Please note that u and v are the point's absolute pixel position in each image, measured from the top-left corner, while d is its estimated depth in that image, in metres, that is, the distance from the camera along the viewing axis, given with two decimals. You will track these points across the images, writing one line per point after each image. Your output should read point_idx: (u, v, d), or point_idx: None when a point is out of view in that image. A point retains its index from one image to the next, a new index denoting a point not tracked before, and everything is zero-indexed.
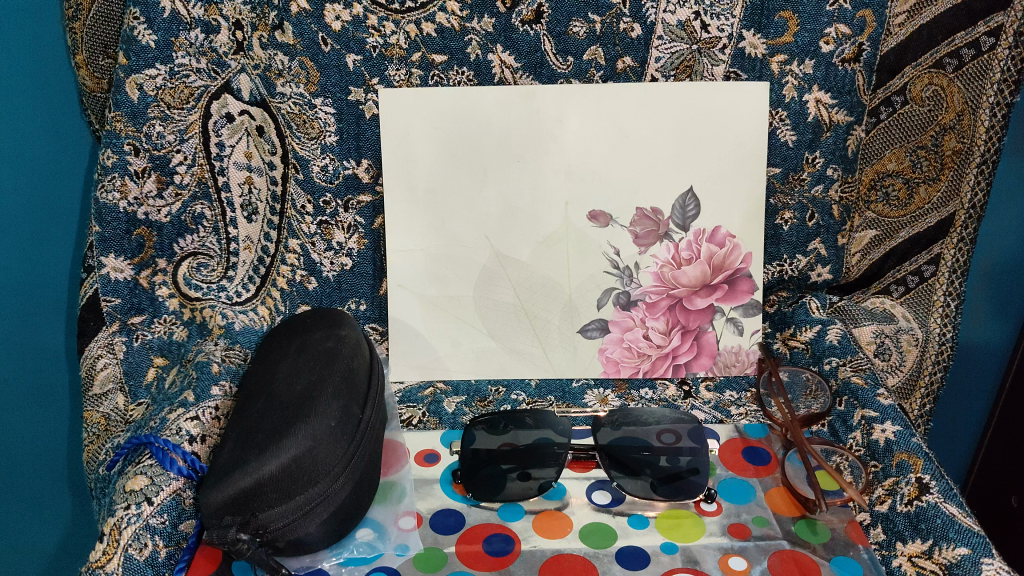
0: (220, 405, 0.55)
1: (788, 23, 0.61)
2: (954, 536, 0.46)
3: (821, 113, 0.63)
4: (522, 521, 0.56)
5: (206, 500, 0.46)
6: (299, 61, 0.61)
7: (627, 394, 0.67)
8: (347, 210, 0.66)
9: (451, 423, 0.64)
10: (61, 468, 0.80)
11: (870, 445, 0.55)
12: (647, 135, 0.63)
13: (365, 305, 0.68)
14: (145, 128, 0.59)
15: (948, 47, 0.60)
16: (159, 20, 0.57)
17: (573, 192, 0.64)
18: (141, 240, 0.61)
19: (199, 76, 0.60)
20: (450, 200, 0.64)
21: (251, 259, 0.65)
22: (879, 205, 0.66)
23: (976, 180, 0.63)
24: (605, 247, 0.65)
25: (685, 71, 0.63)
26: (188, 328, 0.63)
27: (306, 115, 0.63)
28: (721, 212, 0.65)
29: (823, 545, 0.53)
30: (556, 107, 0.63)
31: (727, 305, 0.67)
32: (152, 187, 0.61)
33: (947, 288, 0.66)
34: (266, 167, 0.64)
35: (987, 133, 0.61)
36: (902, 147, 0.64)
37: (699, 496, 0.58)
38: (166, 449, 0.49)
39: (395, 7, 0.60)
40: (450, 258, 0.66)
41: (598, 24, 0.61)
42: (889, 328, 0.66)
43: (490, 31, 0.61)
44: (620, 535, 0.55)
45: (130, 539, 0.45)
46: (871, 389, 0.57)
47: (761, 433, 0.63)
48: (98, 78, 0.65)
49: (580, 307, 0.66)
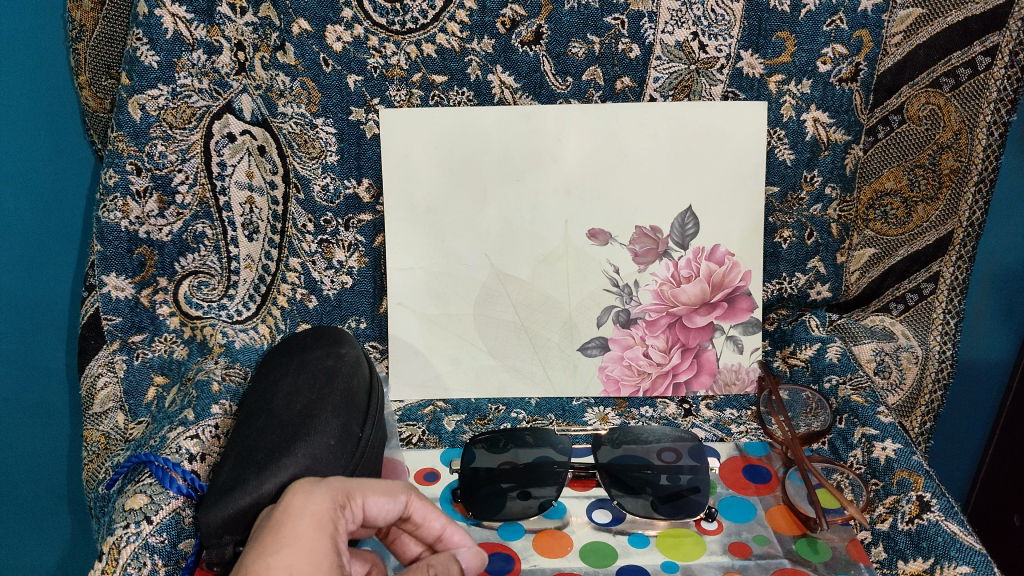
0: (220, 424, 0.55)
1: (786, 44, 0.61)
2: (955, 555, 0.46)
3: (818, 133, 0.63)
4: (522, 541, 0.57)
5: (205, 519, 0.46)
6: (300, 81, 0.61)
7: (627, 412, 0.67)
8: (347, 229, 0.66)
9: (451, 442, 0.64)
10: (60, 491, 0.82)
11: (871, 463, 0.55)
12: (646, 154, 0.64)
13: (366, 323, 0.68)
14: (147, 148, 0.59)
15: (945, 66, 0.61)
16: (161, 41, 0.58)
17: (573, 211, 0.64)
18: (142, 258, 0.62)
19: (200, 96, 0.60)
20: (450, 218, 0.65)
21: (251, 277, 0.66)
22: (878, 223, 0.66)
23: (974, 197, 0.64)
24: (605, 266, 0.65)
25: (684, 91, 0.63)
26: (189, 347, 0.63)
27: (306, 135, 0.63)
28: (721, 230, 0.65)
29: (824, 563, 0.53)
30: (556, 127, 0.63)
31: (727, 323, 0.66)
32: (154, 206, 0.61)
33: (947, 306, 0.67)
34: (267, 187, 0.64)
35: (985, 151, 0.63)
36: (900, 166, 0.64)
37: (699, 515, 0.58)
38: (166, 467, 0.50)
39: (396, 28, 0.60)
40: (450, 276, 0.66)
41: (598, 45, 0.61)
42: (889, 346, 0.67)
43: (490, 52, 0.61)
44: (620, 553, 0.55)
45: (129, 558, 0.45)
46: (871, 407, 0.57)
47: (761, 451, 0.63)
48: (101, 98, 0.66)
49: (580, 325, 0.66)
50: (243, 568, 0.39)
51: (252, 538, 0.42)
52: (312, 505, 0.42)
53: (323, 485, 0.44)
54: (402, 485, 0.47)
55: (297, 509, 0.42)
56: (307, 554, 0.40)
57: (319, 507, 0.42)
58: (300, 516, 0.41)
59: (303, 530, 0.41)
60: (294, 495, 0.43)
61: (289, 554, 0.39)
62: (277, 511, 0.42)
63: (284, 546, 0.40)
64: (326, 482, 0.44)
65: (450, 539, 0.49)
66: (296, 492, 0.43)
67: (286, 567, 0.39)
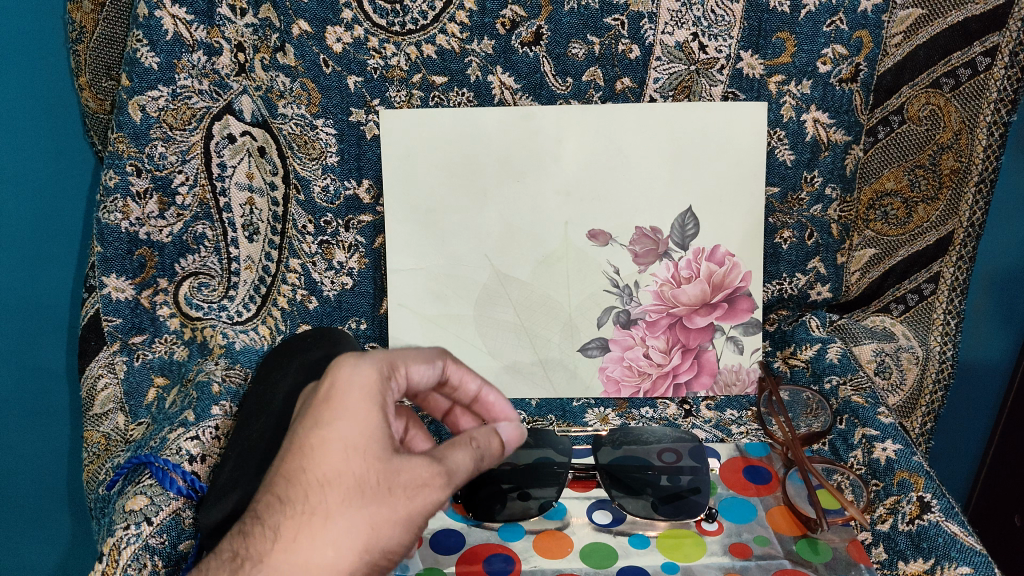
0: (220, 425, 0.55)
1: (785, 44, 0.61)
2: (955, 555, 0.46)
3: (819, 133, 0.63)
4: (522, 542, 0.57)
5: (205, 519, 0.47)
6: (300, 82, 0.61)
7: (627, 412, 0.68)
8: (347, 230, 0.66)
9: None
10: (61, 492, 0.83)
11: (871, 463, 0.55)
12: (646, 155, 0.63)
13: (366, 325, 0.68)
14: (147, 149, 0.60)
15: (945, 66, 0.61)
16: (162, 42, 0.58)
17: (573, 212, 0.64)
18: (142, 259, 0.62)
19: (201, 98, 0.60)
20: (450, 219, 0.65)
21: (252, 278, 0.66)
22: (878, 223, 0.66)
23: (974, 198, 0.64)
24: (605, 267, 0.65)
25: (684, 91, 0.63)
26: (189, 348, 0.63)
27: (306, 136, 0.63)
28: (721, 231, 0.65)
29: (824, 564, 0.53)
30: (556, 128, 0.63)
31: (727, 324, 0.66)
32: (154, 207, 0.61)
33: (947, 306, 0.67)
34: (267, 188, 0.64)
35: (986, 151, 0.63)
36: (901, 166, 0.64)
37: (699, 516, 0.59)
38: (166, 469, 0.50)
39: (396, 29, 0.60)
40: (451, 277, 0.66)
41: (598, 45, 0.61)
42: (890, 346, 0.67)
43: (490, 53, 0.61)
44: (621, 555, 0.55)
45: (129, 559, 0.45)
46: (871, 408, 0.57)
47: (761, 452, 0.63)
48: (101, 99, 0.66)
49: (581, 326, 0.66)
50: (298, 440, 0.40)
51: (302, 409, 0.42)
52: (360, 377, 0.41)
53: (368, 358, 0.42)
54: (438, 352, 0.47)
55: (344, 381, 0.41)
56: (358, 427, 0.40)
57: (366, 378, 0.41)
58: (349, 388, 0.41)
59: (354, 402, 0.40)
60: (340, 367, 0.41)
61: (341, 428, 0.40)
62: (324, 382, 0.41)
63: (336, 419, 0.40)
64: (370, 354, 0.43)
65: (485, 400, 0.50)
66: (340, 365, 0.42)
67: (341, 439, 0.39)
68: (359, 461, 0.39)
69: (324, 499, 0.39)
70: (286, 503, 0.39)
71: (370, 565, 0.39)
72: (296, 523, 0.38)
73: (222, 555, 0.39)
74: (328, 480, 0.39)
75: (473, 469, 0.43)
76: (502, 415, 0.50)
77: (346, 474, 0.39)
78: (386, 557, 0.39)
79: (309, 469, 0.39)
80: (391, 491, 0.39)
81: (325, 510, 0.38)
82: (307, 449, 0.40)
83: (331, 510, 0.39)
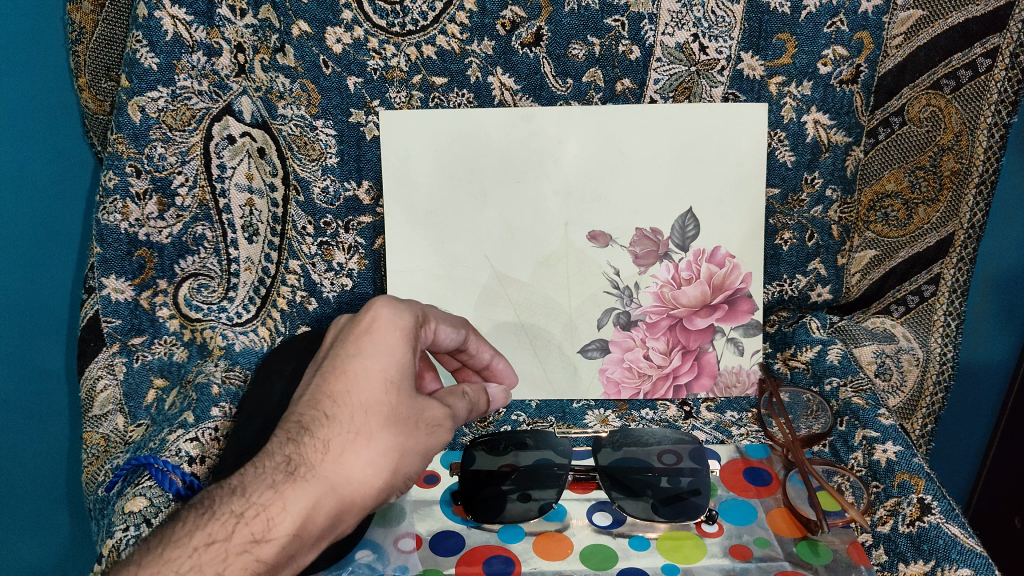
0: (220, 426, 0.55)
1: (786, 45, 0.61)
2: (956, 557, 0.46)
3: (819, 134, 0.63)
4: (522, 543, 0.57)
5: None
6: (300, 83, 0.61)
7: (627, 414, 0.67)
8: (347, 231, 0.66)
9: (451, 445, 0.64)
10: (60, 492, 0.83)
11: (872, 465, 0.55)
12: (647, 156, 0.63)
13: None
14: (146, 150, 0.60)
15: (946, 68, 0.61)
16: (161, 43, 0.58)
17: (573, 213, 0.64)
18: (141, 261, 0.62)
19: (200, 98, 0.60)
20: (451, 221, 0.64)
21: (251, 280, 0.65)
22: (879, 225, 0.66)
23: (974, 200, 0.64)
24: (605, 267, 0.65)
25: (684, 92, 0.63)
26: (188, 349, 0.64)
27: (306, 137, 0.63)
28: (721, 233, 0.64)
29: (824, 567, 0.53)
30: (556, 128, 0.63)
31: (727, 326, 0.66)
32: (153, 208, 0.61)
33: (946, 308, 0.67)
34: (267, 189, 0.64)
35: (985, 153, 0.63)
36: (901, 167, 0.64)
37: (699, 518, 0.59)
38: (166, 470, 0.50)
39: (397, 30, 0.60)
40: (451, 279, 0.65)
41: (598, 46, 0.61)
42: (890, 348, 0.67)
43: (490, 54, 0.61)
44: (620, 556, 0.55)
45: None
46: (871, 410, 0.58)
47: (761, 453, 0.62)
48: (100, 100, 0.66)
49: (581, 327, 0.66)
50: (342, 365, 0.44)
51: (337, 341, 0.46)
52: (400, 320, 0.47)
53: (405, 305, 0.49)
54: (462, 323, 0.55)
55: (385, 322, 0.46)
56: (396, 362, 0.45)
57: (404, 321, 0.47)
58: (392, 328, 0.46)
59: (394, 339, 0.46)
60: (382, 306, 0.47)
61: (384, 359, 0.44)
62: (367, 318, 0.46)
63: (376, 351, 0.45)
64: (407, 303, 0.49)
65: (495, 368, 0.60)
66: (381, 305, 0.47)
67: (382, 370, 0.44)
68: (395, 393, 0.44)
69: (367, 422, 0.42)
70: (332, 420, 0.42)
71: (389, 488, 0.43)
72: (343, 439, 0.42)
73: (274, 458, 0.41)
74: (369, 405, 0.43)
75: (465, 416, 0.49)
76: (507, 379, 0.61)
77: (385, 404, 0.43)
78: (405, 481, 0.44)
79: (353, 392, 0.43)
80: (417, 425, 0.44)
81: (367, 431, 0.42)
82: (351, 374, 0.44)
83: (373, 431, 0.42)
